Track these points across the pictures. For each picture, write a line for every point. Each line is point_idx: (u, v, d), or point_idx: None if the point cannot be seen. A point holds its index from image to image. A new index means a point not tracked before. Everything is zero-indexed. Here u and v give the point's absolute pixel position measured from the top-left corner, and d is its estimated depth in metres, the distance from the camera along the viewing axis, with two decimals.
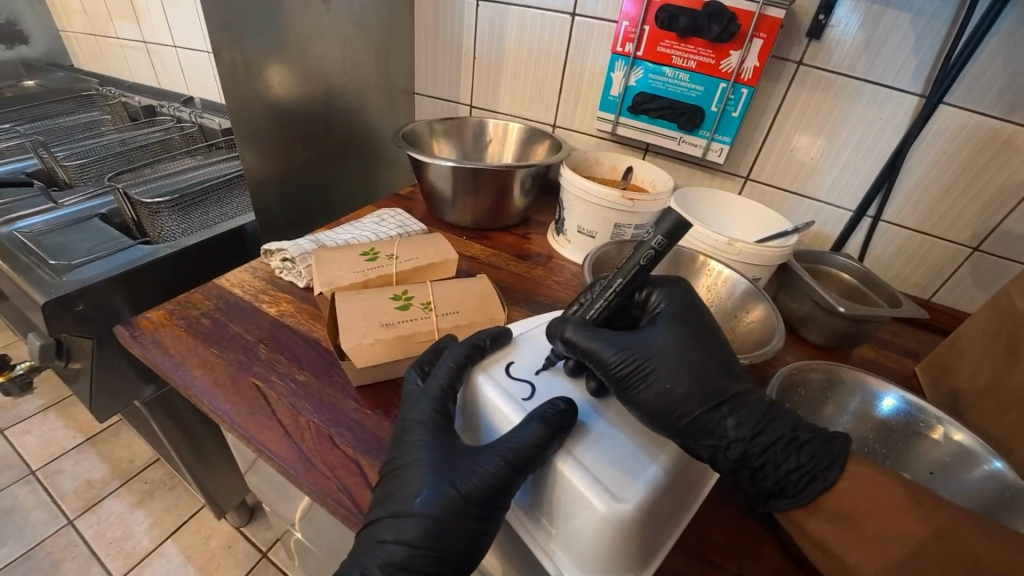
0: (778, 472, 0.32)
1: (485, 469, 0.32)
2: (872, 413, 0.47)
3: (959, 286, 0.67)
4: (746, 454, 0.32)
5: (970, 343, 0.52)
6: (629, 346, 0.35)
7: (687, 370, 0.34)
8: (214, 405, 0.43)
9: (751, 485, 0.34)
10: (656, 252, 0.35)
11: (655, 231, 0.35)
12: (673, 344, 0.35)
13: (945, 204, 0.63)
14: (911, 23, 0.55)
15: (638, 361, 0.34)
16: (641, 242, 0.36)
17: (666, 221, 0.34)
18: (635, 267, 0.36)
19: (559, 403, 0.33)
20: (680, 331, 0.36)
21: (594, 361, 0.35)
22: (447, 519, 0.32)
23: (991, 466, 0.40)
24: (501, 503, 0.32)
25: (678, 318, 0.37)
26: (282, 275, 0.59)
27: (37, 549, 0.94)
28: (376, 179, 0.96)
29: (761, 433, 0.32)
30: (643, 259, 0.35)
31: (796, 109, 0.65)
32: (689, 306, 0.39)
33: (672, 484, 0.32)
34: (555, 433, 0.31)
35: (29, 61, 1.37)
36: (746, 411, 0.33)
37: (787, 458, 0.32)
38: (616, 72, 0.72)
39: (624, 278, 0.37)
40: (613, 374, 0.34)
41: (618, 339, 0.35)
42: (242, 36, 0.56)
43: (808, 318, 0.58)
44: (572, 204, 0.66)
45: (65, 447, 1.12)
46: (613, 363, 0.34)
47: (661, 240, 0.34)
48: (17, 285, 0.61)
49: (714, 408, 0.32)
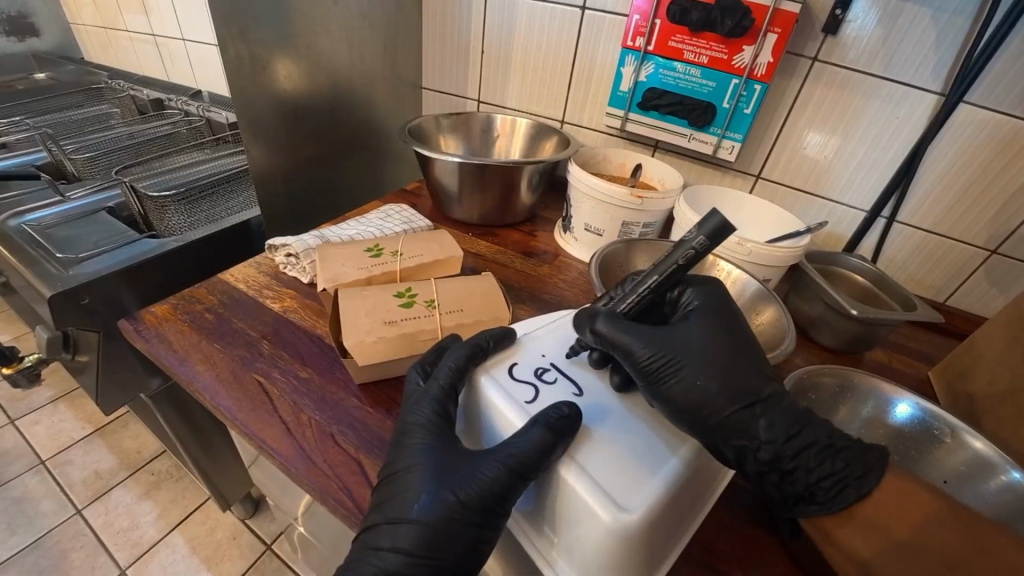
0: (807, 478, 0.32)
1: (485, 475, 0.31)
2: (884, 420, 0.46)
3: (976, 290, 0.65)
4: (776, 457, 0.32)
5: (988, 348, 0.50)
6: (660, 342, 0.35)
7: (718, 368, 0.34)
8: (217, 401, 0.43)
9: (779, 488, 0.33)
10: (696, 252, 0.35)
11: (698, 231, 0.35)
12: (704, 341, 0.35)
13: (963, 206, 0.61)
14: (932, 19, 0.54)
15: (668, 356, 0.34)
16: (682, 240, 0.36)
17: (709, 222, 0.35)
18: (673, 265, 0.36)
19: (563, 407, 0.32)
20: (710, 327, 0.36)
21: (625, 353, 0.34)
22: (446, 526, 0.31)
23: (1009, 477, 0.39)
24: (502, 508, 0.32)
25: (709, 314, 0.37)
26: (287, 270, 0.59)
27: (46, 538, 0.95)
28: (383, 174, 0.96)
29: (793, 437, 0.32)
30: (682, 259, 0.36)
31: (810, 106, 0.64)
32: (720, 303, 0.39)
33: (680, 491, 0.31)
34: (558, 435, 0.31)
35: (40, 53, 1.37)
36: (779, 412, 0.32)
37: (819, 464, 0.32)
38: (626, 67, 0.70)
39: (660, 275, 0.37)
40: (642, 368, 0.34)
41: (649, 333, 0.35)
42: (248, 29, 0.56)
43: (819, 320, 0.57)
44: (580, 201, 0.65)
45: (75, 437, 1.14)
46: (644, 357, 0.34)
47: (703, 241, 0.35)
48: (25, 277, 0.61)
49: (747, 407, 0.32)
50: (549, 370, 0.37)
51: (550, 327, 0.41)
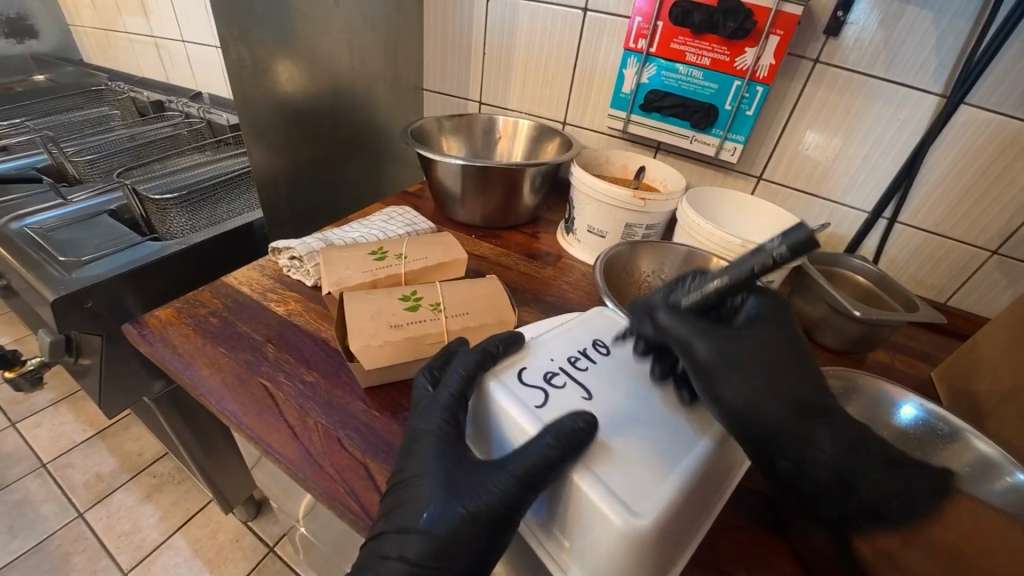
0: (870, 489, 0.29)
1: (494, 488, 0.31)
2: (890, 422, 0.46)
3: (977, 289, 0.65)
4: (843, 471, 0.29)
5: (989, 350, 0.51)
6: (722, 342, 0.34)
7: (774, 372, 0.33)
8: (222, 406, 0.43)
9: (841, 507, 0.29)
10: (774, 264, 0.30)
11: (779, 243, 0.30)
12: (764, 349, 0.34)
13: (965, 206, 0.61)
14: (932, 21, 0.54)
15: (725, 354, 0.34)
16: (759, 248, 0.31)
17: (794, 233, 0.29)
18: (745, 273, 0.32)
19: (578, 420, 0.32)
20: (773, 337, 0.35)
21: (682, 348, 0.35)
22: (453, 536, 0.31)
23: (1014, 479, 0.38)
24: (511, 519, 0.32)
25: (772, 321, 0.36)
26: (290, 274, 0.59)
27: (47, 541, 0.95)
28: (385, 175, 0.96)
29: (858, 453, 0.29)
30: (756, 270, 0.31)
31: (811, 108, 0.64)
32: (784, 309, 0.37)
33: (692, 490, 0.31)
34: (567, 451, 0.30)
35: (39, 55, 1.37)
36: (845, 429, 0.30)
37: (878, 481, 0.29)
38: (628, 69, 0.71)
39: (727, 280, 0.33)
40: (698, 363, 0.34)
41: (710, 329, 0.35)
42: (251, 30, 0.56)
43: (822, 321, 0.57)
44: (582, 203, 0.65)
45: (76, 440, 1.14)
46: (703, 354, 0.34)
47: (785, 252, 0.29)
48: (27, 282, 0.61)
49: (808, 422, 0.31)
50: (558, 374, 0.37)
51: (559, 331, 0.42)
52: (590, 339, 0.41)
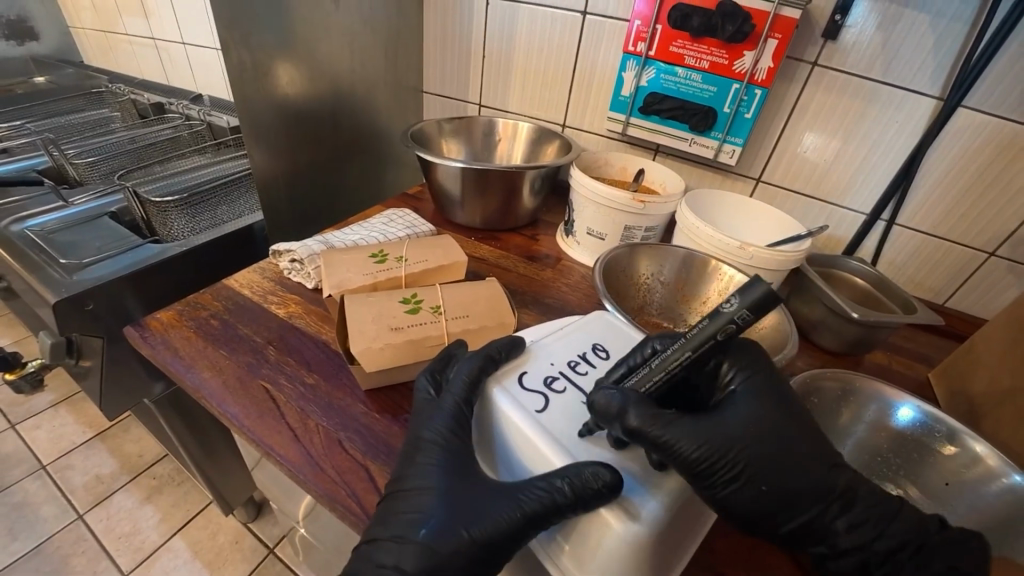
0: (843, 540, 0.30)
1: (499, 517, 0.31)
2: (887, 423, 0.46)
3: (974, 291, 0.66)
4: (861, 548, 0.30)
5: (986, 352, 0.51)
6: (705, 436, 0.31)
7: (771, 459, 0.31)
8: (223, 408, 0.43)
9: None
10: (737, 327, 0.29)
11: (738, 303, 0.29)
12: (758, 429, 0.32)
13: (963, 208, 0.62)
14: (930, 25, 0.54)
15: (722, 452, 0.30)
16: (713, 312, 0.30)
17: (750, 292, 0.28)
18: (708, 342, 0.30)
19: (603, 475, 0.29)
20: (761, 412, 0.32)
21: (668, 452, 0.30)
22: (448, 558, 0.31)
23: (1011, 480, 0.39)
24: (508, 549, 0.32)
25: (758, 396, 0.33)
26: (291, 276, 0.59)
27: (47, 543, 0.94)
28: (385, 177, 0.96)
29: (873, 535, 0.30)
30: (720, 335, 0.30)
31: (809, 111, 0.64)
32: (766, 379, 0.35)
33: (674, 517, 0.30)
34: (579, 501, 0.29)
35: (39, 57, 1.38)
36: (858, 507, 0.30)
37: (851, 531, 0.30)
38: (627, 72, 0.71)
39: (693, 352, 0.31)
40: (690, 467, 0.30)
41: (692, 424, 0.31)
42: (251, 33, 0.56)
43: (821, 323, 0.57)
44: (582, 205, 0.65)
45: (76, 442, 1.14)
46: (693, 457, 0.30)
47: (746, 315, 0.29)
48: (28, 285, 0.61)
49: (824, 509, 0.30)
50: (558, 379, 0.37)
51: (559, 335, 0.42)
52: (590, 344, 0.41)
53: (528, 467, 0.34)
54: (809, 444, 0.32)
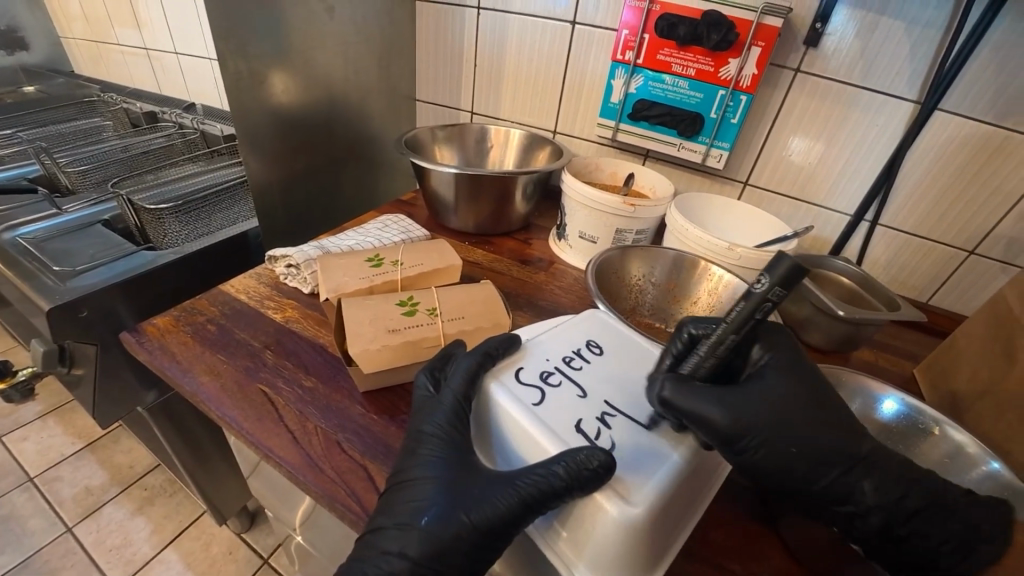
0: (869, 498, 0.31)
1: (498, 503, 0.32)
2: (873, 416, 0.47)
3: (955, 289, 0.68)
4: (888, 507, 0.30)
5: (968, 346, 0.53)
6: (739, 406, 0.32)
7: (797, 426, 0.32)
8: (222, 412, 0.43)
9: (891, 556, 0.32)
10: (773, 303, 0.31)
11: (768, 281, 0.30)
12: (784, 401, 0.33)
13: (941, 208, 0.64)
14: (906, 32, 0.56)
15: (750, 421, 0.32)
16: (748, 293, 0.32)
17: (777, 268, 0.30)
18: (749, 322, 0.31)
19: (599, 455, 0.30)
20: (791, 386, 0.33)
21: (701, 423, 0.32)
22: (450, 543, 0.32)
23: (989, 467, 0.40)
24: (507, 534, 0.33)
25: (786, 372, 0.35)
26: (287, 281, 0.59)
27: (35, 556, 0.93)
28: (379, 185, 0.97)
29: (906, 496, 0.31)
30: (757, 313, 0.31)
31: (793, 116, 0.66)
32: (789, 356, 0.36)
33: (692, 471, 0.34)
34: (576, 483, 0.29)
35: (28, 67, 1.37)
36: (885, 472, 0.31)
37: (878, 491, 0.31)
38: (616, 80, 0.73)
39: (735, 334, 0.32)
40: (723, 437, 0.32)
41: (724, 395, 0.33)
42: (246, 43, 0.57)
43: (808, 322, 0.59)
44: (574, 210, 0.66)
45: (64, 453, 1.12)
46: (726, 426, 0.31)
47: (778, 291, 0.30)
48: (21, 291, 0.61)
49: (847, 472, 0.31)
50: (554, 373, 0.38)
51: (554, 332, 0.43)
52: (584, 339, 0.42)
53: (524, 456, 0.35)
54: (828, 413, 0.33)
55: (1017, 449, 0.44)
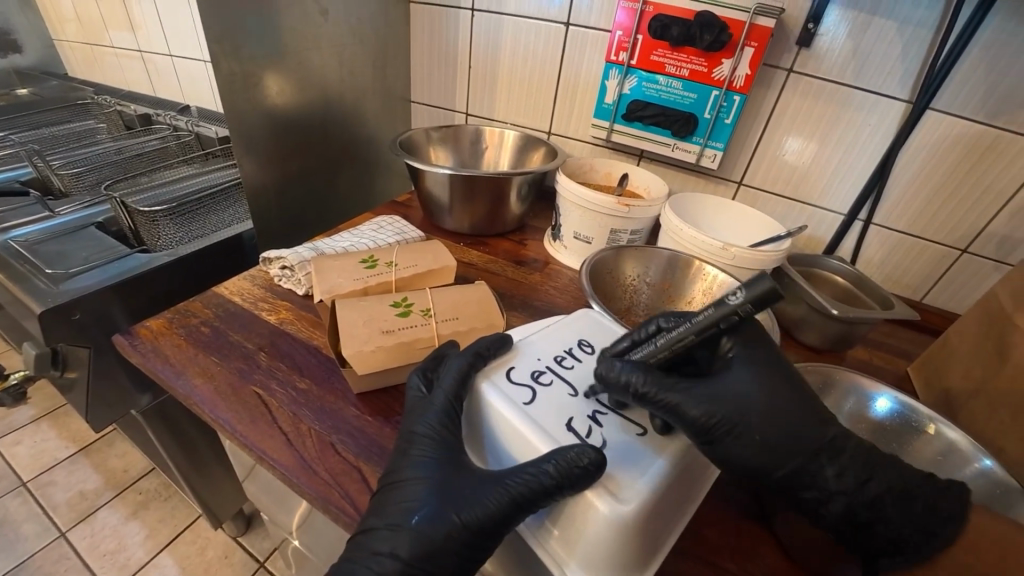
0: (832, 484, 0.31)
1: (488, 502, 0.31)
2: (867, 415, 0.48)
3: (948, 288, 0.68)
4: (851, 492, 0.31)
5: (961, 344, 0.53)
6: (708, 397, 0.33)
7: (766, 415, 0.32)
8: (215, 414, 0.43)
9: (858, 542, 0.32)
10: (740, 317, 0.32)
11: (743, 296, 0.31)
12: (753, 391, 0.33)
13: (933, 207, 0.64)
14: (897, 31, 0.57)
15: (718, 411, 0.32)
16: (719, 301, 0.33)
17: (757, 285, 0.31)
18: (713, 328, 0.33)
19: (590, 452, 0.30)
20: (760, 375, 0.34)
21: (672, 413, 0.33)
22: (441, 543, 0.32)
23: (981, 464, 0.40)
24: (498, 534, 0.33)
25: (757, 361, 0.34)
26: (281, 283, 0.59)
27: (28, 562, 0.92)
28: (374, 187, 0.97)
29: (869, 480, 0.31)
30: (723, 321, 0.32)
31: (786, 116, 0.67)
32: (767, 352, 0.35)
33: (683, 471, 0.33)
34: (566, 481, 0.29)
35: (22, 69, 1.36)
36: (849, 457, 0.31)
37: (840, 477, 0.31)
38: (610, 80, 0.73)
39: (696, 334, 0.33)
40: (692, 427, 0.32)
41: (692, 389, 0.33)
42: (240, 45, 0.57)
43: (802, 321, 0.59)
44: (568, 210, 0.67)
45: (58, 457, 1.11)
46: (694, 416, 0.32)
47: (750, 307, 0.31)
48: (13, 294, 0.61)
49: (813, 459, 0.31)
50: (546, 372, 0.38)
51: (545, 331, 0.43)
52: (576, 339, 0.42)
53: (516, 455, 0.35)
54: (798, 401, 0.33)
55: (1010, 447, 0.44)
